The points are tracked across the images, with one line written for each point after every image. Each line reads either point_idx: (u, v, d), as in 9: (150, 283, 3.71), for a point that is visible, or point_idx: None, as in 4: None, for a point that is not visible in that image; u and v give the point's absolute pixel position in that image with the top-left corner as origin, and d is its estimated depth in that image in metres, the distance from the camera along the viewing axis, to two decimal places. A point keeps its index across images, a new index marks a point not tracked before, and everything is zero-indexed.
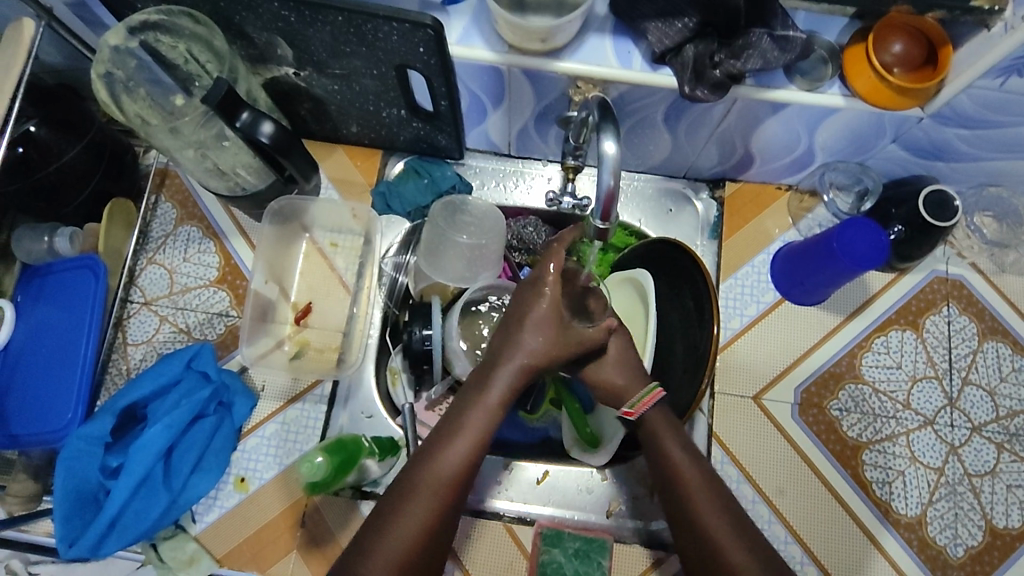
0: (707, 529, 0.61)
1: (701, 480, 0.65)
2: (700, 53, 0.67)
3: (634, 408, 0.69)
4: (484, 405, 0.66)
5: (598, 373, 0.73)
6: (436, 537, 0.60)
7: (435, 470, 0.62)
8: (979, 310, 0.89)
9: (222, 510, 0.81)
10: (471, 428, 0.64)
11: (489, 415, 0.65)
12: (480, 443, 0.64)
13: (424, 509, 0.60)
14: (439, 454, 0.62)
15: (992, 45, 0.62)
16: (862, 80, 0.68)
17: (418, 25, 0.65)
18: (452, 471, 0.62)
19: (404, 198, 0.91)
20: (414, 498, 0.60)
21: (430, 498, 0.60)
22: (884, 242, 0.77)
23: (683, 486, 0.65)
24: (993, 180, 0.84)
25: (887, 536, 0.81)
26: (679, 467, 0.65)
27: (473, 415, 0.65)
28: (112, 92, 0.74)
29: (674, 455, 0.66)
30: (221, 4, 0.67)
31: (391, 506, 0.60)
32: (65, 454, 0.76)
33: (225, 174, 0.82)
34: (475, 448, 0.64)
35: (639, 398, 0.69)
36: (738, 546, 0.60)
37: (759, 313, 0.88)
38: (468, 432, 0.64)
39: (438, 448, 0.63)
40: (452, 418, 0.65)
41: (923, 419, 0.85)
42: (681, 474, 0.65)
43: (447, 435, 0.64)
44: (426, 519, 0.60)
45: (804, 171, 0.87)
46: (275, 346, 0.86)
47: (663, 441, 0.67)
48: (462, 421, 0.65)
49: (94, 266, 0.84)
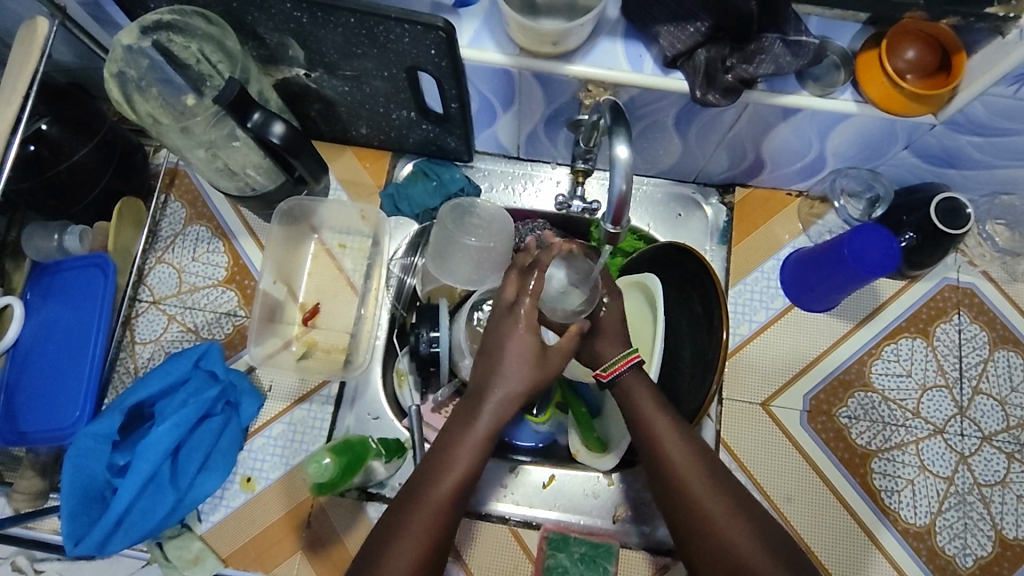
0: (716, 527, 0.61)
1: (701, 474, 0.63)
2: (712, 58, 0.67)
3: (609, 370, 0.69)
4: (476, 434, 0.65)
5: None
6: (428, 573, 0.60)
7: (423, 507, 0.61)
8: (991, 319, 0.88)
9: (228, 510, 0.81)
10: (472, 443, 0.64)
11: (480, 445, 0.64)
12: (470, 473, 0.63)
13: (415, 547, 0.59)
14: (429, 490, 0.62)
15: (1007, 52, 0.62)
16: (875, 86, 0.68)
17: (430, 27, 0.65)
18: (442, 507, 0.61)
19: (413, 200, 0.91)
20: (403, 537, 0.60)
21: (420, 536, 0.60)
22: (895, 250, 0.77)
23: (682, 482, 0.63)
24: (1004, 188, 0.83)
25: (897, 546, 0.80)
26: (680, 469, 0.64)
27: (464, 447, 0.64)
28: (124, 91, 0.74)
29: (670, 451, 0.65)
30: (233, 4, 0.67)
31: (380, 545, 0.60)
32: (73, 451, 0.76)
33: (235, 174, 0.83)
34: (464, 483, 0.63)
35: (616, 359, 0.69)
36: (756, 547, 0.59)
37: (768, 319, 0.88)
38: (457, 465, 0.63)
39: (428, 484, 0.62)
40: (442, 450, 0.64)
41: (933, 427, 0.84)
42: (680, 471, 0.64)
43: (437, 467, 0.63)
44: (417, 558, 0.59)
45: (814, 176, 0.87)
46: (283, 346, 0.86)
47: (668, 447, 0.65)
48: (453, 455, 0.64)
49: (103, 264, 0.84)
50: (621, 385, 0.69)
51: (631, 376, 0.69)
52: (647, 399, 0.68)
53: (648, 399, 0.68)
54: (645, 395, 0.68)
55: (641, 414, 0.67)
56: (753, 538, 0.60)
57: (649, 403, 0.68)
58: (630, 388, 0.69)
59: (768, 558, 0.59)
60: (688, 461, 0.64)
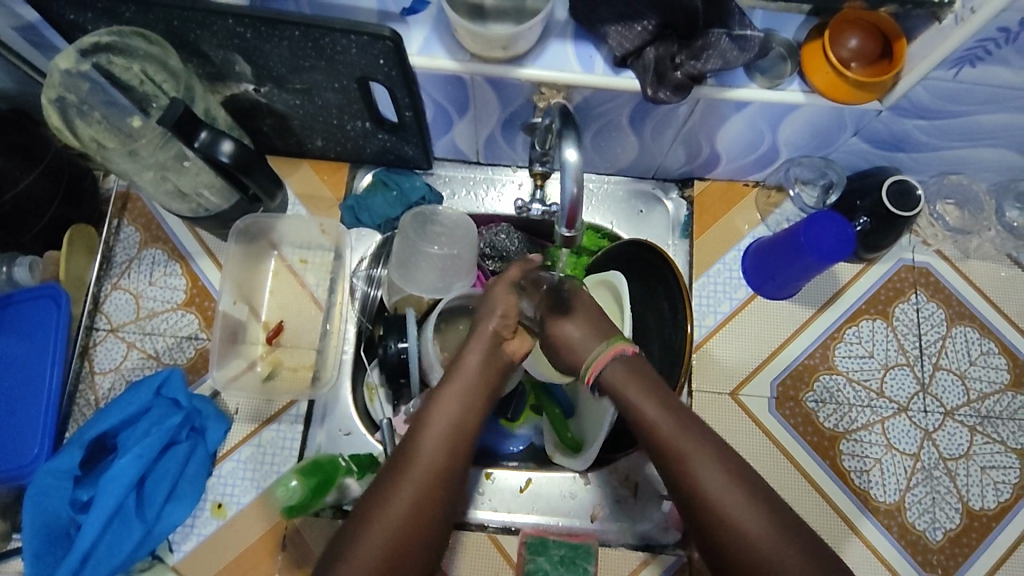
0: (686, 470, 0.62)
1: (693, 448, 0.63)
2: (661, 56, 0.68)
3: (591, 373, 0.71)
4: (465, 374, 0.69)
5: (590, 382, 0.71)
6: (432, 512, 0.61)
7: (425, 439, 0.64)
8: (947, 296, 0.90)
9: (200, 538, 0.79)
10: (456, 396, 0.68)
11: (472, 388, 0.69)
12: (464, 412, 0.67)
13: (417, 479, 0.62)
14: (426, 427, 0.65)
15: (944, 37, 0.63)
16: (819, 76, 0.69)
17: (376, 37, 0.64)
18: (442, 441, 0.65)
19: (374, 211, 0.90)
20: (410, 468, 0.62)
21: (425, 464, 0.63)
22: (850, 234, 0.78)
23: (672, 451, 0.63)
24: (952, 168, 0.85)
25: (865, 522, 0.82)
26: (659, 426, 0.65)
27: (457, 385, 0.68)
28: (65, 117, 0.72)
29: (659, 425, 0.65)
30: (173, 22, 0.65)
31: (385, 484, 0.62)
32: (33, 490, 0.74)
33: (187, 196, 0.81)
34: (460, 421, 0.66)
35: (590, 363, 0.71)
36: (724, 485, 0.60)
37: (732, 309, 0.89)
38: (451, 402, 0.67)
39: (424, 425, 0.65)
40: (436, 394, 0.68)
41: (897, 406, 0.86)
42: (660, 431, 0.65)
43: (423, 420, 0.66)
44: (419, 490, 0.61)
45: (769, 166, 0.88)
46: (247, 367, 0.85)
47: (640, 405, 0.66)
48: (446, 395, 0.68)
49: (56, 295, 0.82)
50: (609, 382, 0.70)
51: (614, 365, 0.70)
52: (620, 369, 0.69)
53: (629, 380, 0.69)
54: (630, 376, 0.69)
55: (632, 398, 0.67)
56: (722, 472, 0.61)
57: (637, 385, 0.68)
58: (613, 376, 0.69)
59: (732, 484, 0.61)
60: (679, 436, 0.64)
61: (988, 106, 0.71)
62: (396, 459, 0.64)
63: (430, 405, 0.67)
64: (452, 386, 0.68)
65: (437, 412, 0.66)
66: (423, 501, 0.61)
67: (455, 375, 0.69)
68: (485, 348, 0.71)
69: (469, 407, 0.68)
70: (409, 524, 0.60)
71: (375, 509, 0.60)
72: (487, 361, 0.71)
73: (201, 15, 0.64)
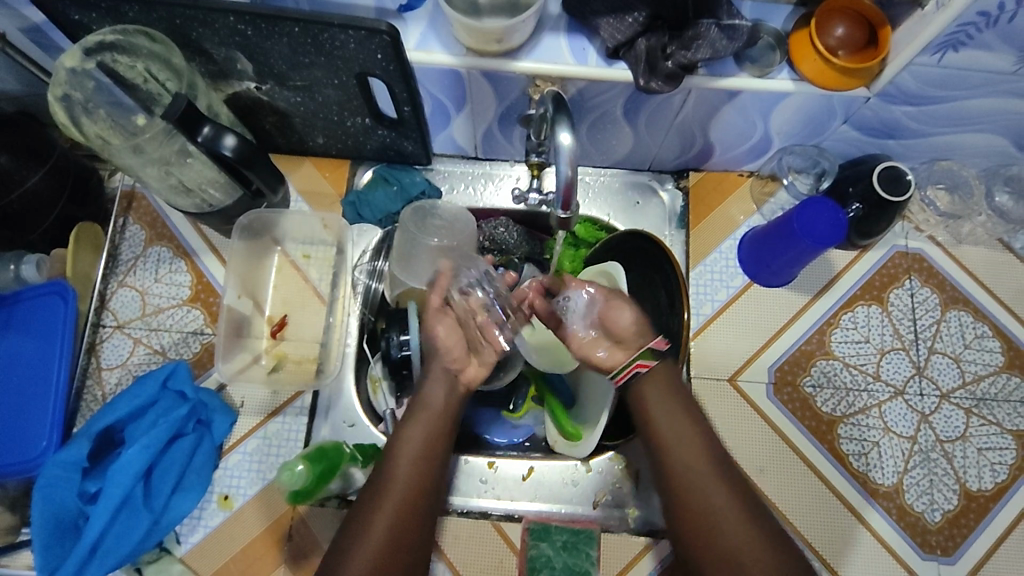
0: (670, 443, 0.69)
1: (705, 467, 0.67)
2: (653, 46, 0.69)
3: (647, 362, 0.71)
4: (428, 410, 0.71)
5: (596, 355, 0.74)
6: (408, 542, 0.64)
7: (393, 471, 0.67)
8: (940, 281, 0.91)
9: (207, 529, 0.80)
10: (423, 427, 0.70)
11: (436, 422, 0.71)
12: (430, 444, 0.69)
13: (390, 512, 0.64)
14: (396, 463, 0.67)
15: (927, 23, 0.65)
16: (808, 64, 0.71)
17: (373, 31, 0.66)
18: (414, 467, 0.67)
19: (375, 206, 0.92)
20: (381, 500, 0.65)
21: (396, 494, 0.65)
22: (843, 219, 0.79)
23: (657, 421, 0.70)
24: (941, 154, 0.87)
25: (873, 514, 0.83)
26: (656, 404, 0.70)
27: (420, 420, 0.70)
28: (71, 114, 0.74)
29: (656, 401, 0.70)
30: (177, 21, 0.67)
31: (359, 517, 0.65)
32: (43, 481, 0.75)
33: (191, 192, 0.82)
34: (427, 452, 0.68)
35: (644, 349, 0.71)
36: (697, 454, 0.68)
37: (729, 297, 0.90)
38: (414, 438, 0.69)
39: (393, 457, 0.68)
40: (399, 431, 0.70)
41: (893, 390, 0.87)
42: (654, 406, 0.70)
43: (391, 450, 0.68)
44: (393, 523, 0.64)
45: (763, 156, 0.90)
46: (252, 360, 0.86)
47: (649, 386, 0.71)
48: (411, 429, 0.70)
49: (63, 291, 0.84)
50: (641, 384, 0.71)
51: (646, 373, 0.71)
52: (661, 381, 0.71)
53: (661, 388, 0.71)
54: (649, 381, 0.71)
55: (644, 390, 0.71)
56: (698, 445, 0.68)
57: (664, 395, 0.71)
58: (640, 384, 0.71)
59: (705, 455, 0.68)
60: (693, 456, 0.67)
61: (975, 91, 0.73)
62: (367, 494, 0.66)
63: (394, 442, 0.69)
64: (417, 422, 0.70)
65: (404, 444, 0.68)
66: (398, 527, 0.64)
67: (420, 411, 0.71)
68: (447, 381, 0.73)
69: (434, 438, 0.70)
70: (385, 553, 0.62)
71: (354, 541, 0.63)
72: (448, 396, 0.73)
73: (203, 13, 0.66)
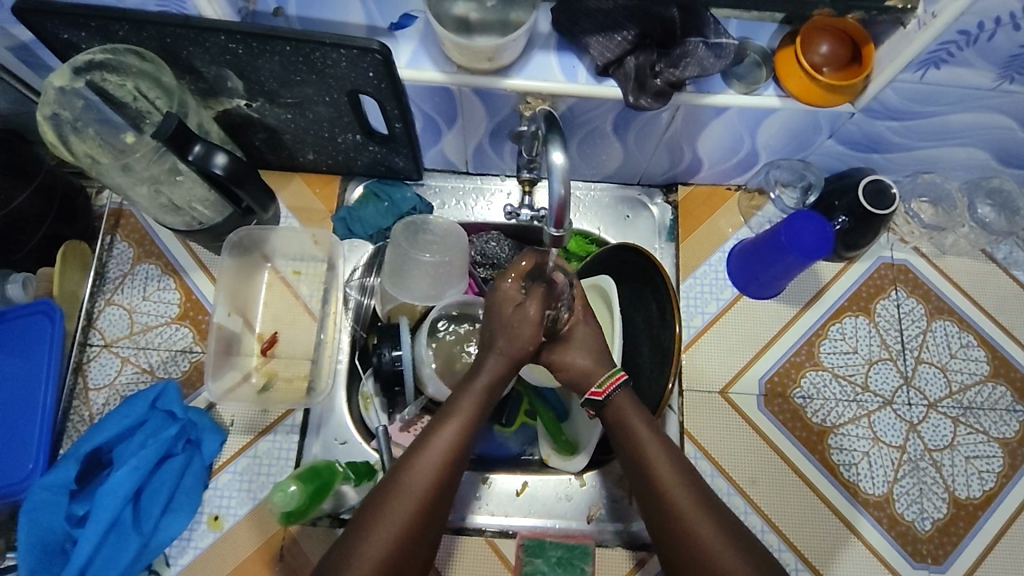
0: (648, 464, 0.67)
1: (698, 513, 0.63)
2: (642, 64, 0.70)
3: (601, 388, 0.71)
4: (468, 404, 0.69)
5: (582, 371, 0.73)
6: (425, 527, 0.62)
7: (420, 464, 0.64)
8: (926, 292, 0.93)
9: (197, 551, 0.79)
10: (456, 420, 0.68)
11: (471, 419, 0.68)
12: (469, 428, 0.68)
13: (414, 493, 0.63)
14: (429, 444, 0.66)
15: (910, 40, 0.66)
16: (793, 80, 0.72)
17: (365, 50, 0.66)
18: (441, 462, 0.65)
19: (366, 222, 0.92)
20: (400, 492, 0.63)
21: (417, 489, 0.63)
22: (829, 233, 0.80)
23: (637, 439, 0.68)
24: (925, 167, 0.89)
25: (863, 522, 0.83)
26: (636, 429, 0.69)
27: (458, 416, 0.68)
28: (60, 134, 0.73)
29: (632, 421, 0.69)
30: (167, 40, 0.67)
31: (380, 495, 0.63)
32: (28, 505, 0.74)
33: (181, 210, 0.83)
34: (457, 447, 0.66)
35: (608, 375, 0.71)
36: (682, 490, 0.65)
37: (719, 309, 0.91)
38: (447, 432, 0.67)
39: (423, 446, 0.66)
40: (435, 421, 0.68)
41: (882, 399, 0.88)
42: (631, 428, 0.69)
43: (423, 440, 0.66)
44: (416, 506, 0.62)
45: (751, 170, 0.91)
46: (242, 378, 0.85)
47: (629, 419, 0.70)
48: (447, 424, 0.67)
49: (49, 310, 0.83)
50: (615, 409, 0.71)
51: (620, 395, 0.71)
52: (636, 414, 0.70)
53: (633, 410, 0.70)
54: (640, 417, 0.70)
55: (623, 417, 0.70)
56: (680, 480, 0.65)
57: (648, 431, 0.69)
58: (619, 402, 0.71)
59: (698, 504, 0.64)
60: (676, 488, 0.65)
61: (956, 106, 0.75)
62: (394, 472, 0.64)
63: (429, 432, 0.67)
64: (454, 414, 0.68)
65: (440, 432, 0.66)
66: (414, 522, 0.62)
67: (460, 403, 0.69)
68: (494, 376, 0.71)
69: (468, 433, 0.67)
70: (395, 549, 0.60)
71: (359, 540, 0.60)
72: (488, 394, 0.70)
73: (194, 32, 0.66)
